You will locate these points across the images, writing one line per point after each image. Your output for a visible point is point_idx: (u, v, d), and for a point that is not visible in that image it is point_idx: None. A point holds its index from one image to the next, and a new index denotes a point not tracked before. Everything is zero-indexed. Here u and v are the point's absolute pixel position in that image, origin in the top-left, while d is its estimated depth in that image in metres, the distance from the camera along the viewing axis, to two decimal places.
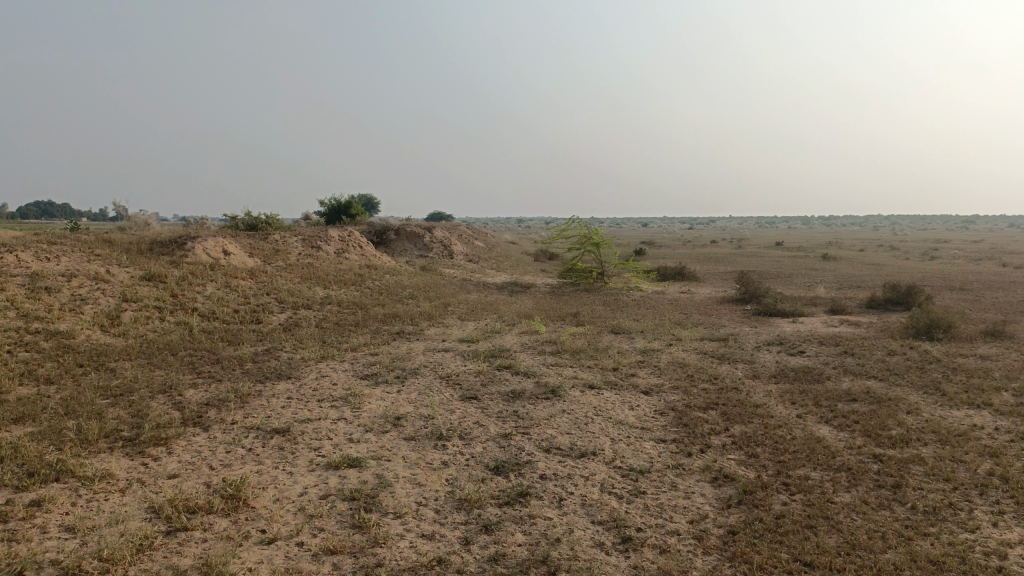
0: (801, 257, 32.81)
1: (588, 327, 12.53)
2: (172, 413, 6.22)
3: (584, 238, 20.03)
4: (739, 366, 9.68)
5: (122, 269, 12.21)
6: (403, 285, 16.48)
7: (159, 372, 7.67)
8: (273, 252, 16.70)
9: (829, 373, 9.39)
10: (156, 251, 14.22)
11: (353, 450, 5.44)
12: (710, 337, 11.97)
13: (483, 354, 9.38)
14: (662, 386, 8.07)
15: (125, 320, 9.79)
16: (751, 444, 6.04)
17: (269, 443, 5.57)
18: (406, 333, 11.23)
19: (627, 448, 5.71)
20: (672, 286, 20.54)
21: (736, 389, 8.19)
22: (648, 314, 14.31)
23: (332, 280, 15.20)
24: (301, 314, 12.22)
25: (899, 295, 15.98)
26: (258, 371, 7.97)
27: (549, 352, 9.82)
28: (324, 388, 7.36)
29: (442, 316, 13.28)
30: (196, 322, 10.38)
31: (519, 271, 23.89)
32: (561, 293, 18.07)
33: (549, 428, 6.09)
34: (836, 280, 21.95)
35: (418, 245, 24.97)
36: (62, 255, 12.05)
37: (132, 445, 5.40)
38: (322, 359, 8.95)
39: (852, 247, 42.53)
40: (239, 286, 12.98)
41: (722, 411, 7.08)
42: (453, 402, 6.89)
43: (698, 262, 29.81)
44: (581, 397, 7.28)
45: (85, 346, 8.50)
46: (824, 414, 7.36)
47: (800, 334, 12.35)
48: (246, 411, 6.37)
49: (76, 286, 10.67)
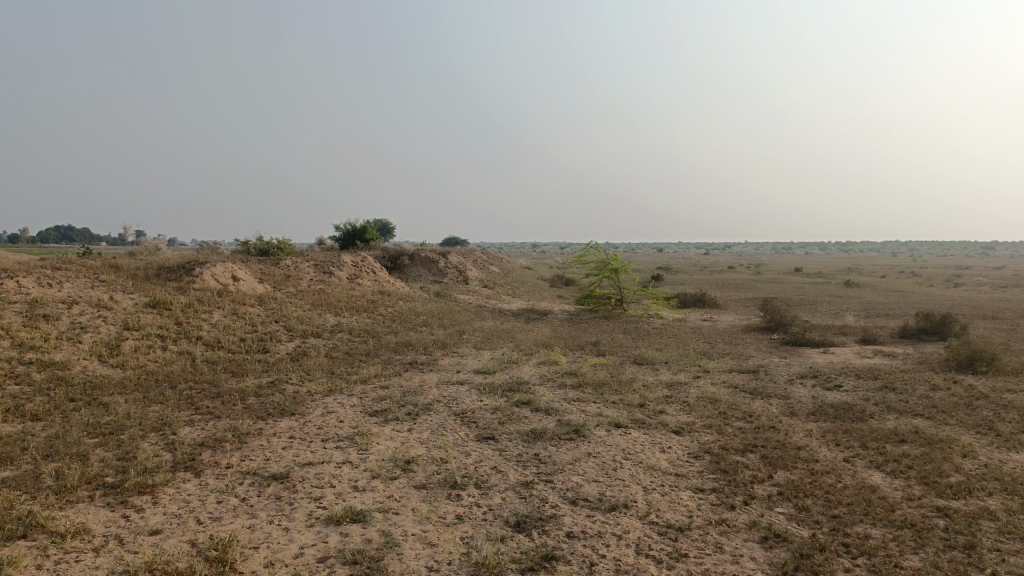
0: (824, 282, 32.16)
1: (610, 358, 11.96)
2: (163, 456, 5.70)
3: (602, 264, 19.50)
4: (773, 401, 9.07)
5: (126, 295, 11.80)
6: (416, 312, 16.01)
7: (155, 408, 7.17)
8: (284, 278, 16.28)
9: (871, 411, 8.74)
10: (163, 277, 13.82)
11: (357, 501, 4.89)
12: (739, 368, 11.37)
13: (500, 388, 8.82)
14: (693, 425, 7.48)
15: (125, 350, 9.33)
16: (799, 495, 5.44)
17: (266, 492, 5.03)
18: (418, 364, 10.69)
19: (661, 500, 5.13)
20: (693, 313, 19.96)
21: (774, 428, 7.59)
22: (671, 344, 13.73)
23: (344, 308, 14.74)
24: (310, 343, 11.72)
25: (933, 324, 15.29)
26: (261, 407, 7.46)
27: (570, 386, 9.24)
28: (330, 426, 6.83)
29: (457, 345, 12.73)
30: (200, 352, 9.91)
31: (535, 297, 23.36)
32: (580, 320, 17.49)
33: (574, 475, 5.52)
34: (863, 308, 21.26)
35: (433, 271, 24.54)
36: (64, 281, 11.65)
37: (115, 493, 4.89)
38: (329, 392, 8.43)
39: (875, 273, 41.56)
40: (247, 314, 12.53)
41: (762, 455, 6.47)
42: (468, 444, 6.33)
43: (718, 288, 29.16)
44: (607, 437, 6.70)
45: (81, 378, 8.03)
46: (873, 459, 6.74)
47: (835, 366, 11.70)
48: (243, 454, 5.84)
49: (76, 313, 10.24)
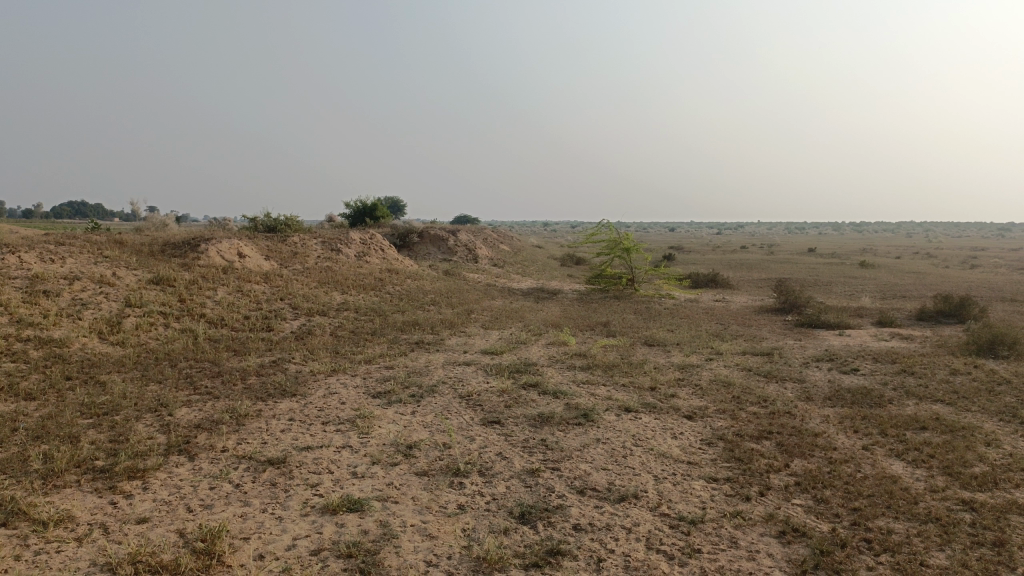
0: (839, 263, 31.77)
1: (620, 339, 11.72)
2: (157, 439, 5.52)
3: (613, 243, 19.19)
4: (788, 385, 8.82)
5: (129, 272, 11.63)
6: (424, 290, 15.79)
7: (153, 388, 6.99)
8: (291, 255, 16.07)
9: (890, 397, 8.47)
10: (167, 253, 13.64)
11: (355, 489, 4.69)
12: (752, 350, 11.11)
13: (508, 369, 8.59)
14: (706, 409, 7.24)
15: (125, 328, 9.15)
16: (817, 486, 5.21)
17: (260, 478, 4.83)
18: (425, 344, 10.48)
19: (673, 490, 4.90)
20: (705, 294, 19.67)
21: (790, 414, 7.34)
22: (683, 325, 13.46)
23: (351, 285, 14.54)
24: (315, 321, 11.53)
25: (951, 306, 14.95)
26: (261, 387, 7.27)
27: (579, 368, 9.00)
28: (331, 408, 6.63)
29: (464, 324, 12.51)
30: (202, 330, 9.73)
31: (545, 276, 23.09)
32: (590, 300, 17.23)
33: (582, 463, 5.30)
34: (879, 289, 20.91)
35: (442, 249, 24.31)
36: (67, 256, 11.48)
37: (104, 478, 4.70)
38: (333, 372, 8.23)
39: (890, 254, 41.03)
40: (252, 291, 12.34)
41: (778, 443, 6.24)
42: (473, 428, 6.12)
43: (731, 269, 28.79)
44: (617, 422, 6.47)
45: (79, 356, 7.85)
46: (893, 447, 6.49)
47: (851, 349, 11.43)
48: (239, 437, 5.65)
49: (77, 290, 10.07)
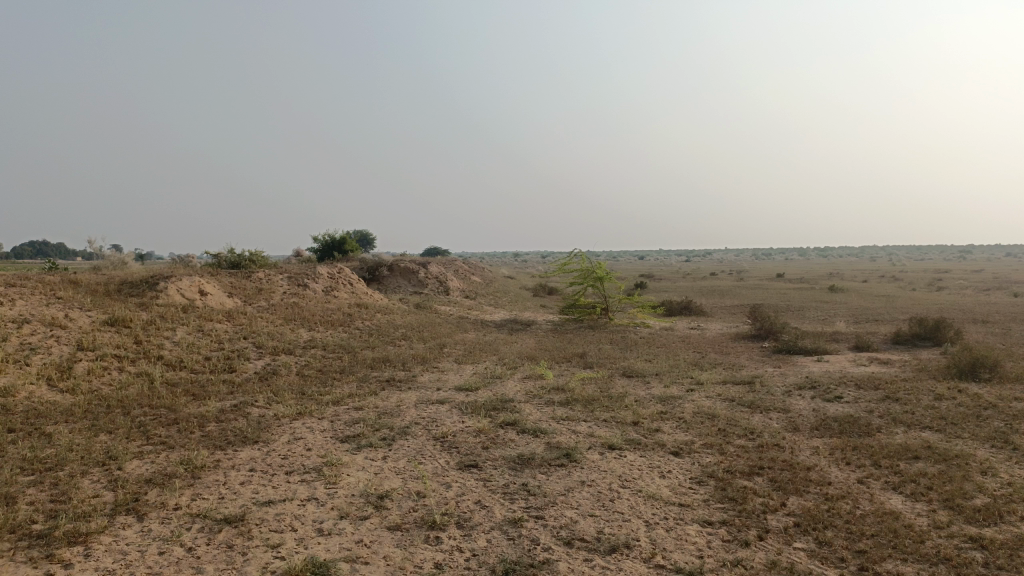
0: (809, 288, 31.95)
1: (598, 370, 11.40)
2: (103, 497, 5.04)
3: (586, 272, 18.96)
4: (773, 415, 8.55)
5: (83, 313, 11.08)
6: (395, 325, 15.37)
7: (102, 438, 6.48)
8: (256, 292, 15.57)
9: (878, 425, 8.23)
10: (125, 292, 13.09)
11: (321, 549, 4.27)
12: (733, 379, 10.85)
13: (484, 406, 8.21)
14: (692, 444, 6.92)
15: (76, 373, 8.61)
16: (818, 527, 4.90)
17: (217, 539, 4.40)
18: (396, 381, 10.06)
19: (666, 537, 4.55)
20: (680, 322, 19.48)
21: (778, 446, 7.05)
22: (660, 354, 13.19)
23: (318, 322, 14.08)
24: (280, 360, 11.05)
25: (927, 329, 14.89)
26: (220, 435, 6.80)
27: (557, 403, 8.64)
28: (295, 456, 6.19)
29: (437, 359, 12.10)
30: (160, 373, 9.23)
31: (518, 307, 22.79)
32: (564, 331, 16.93)
33: (567, 509, 4.93)
34: (852, 313, 20.89)
35: (412, 282, 23.91)
36: (17, 298, 10.90)
37: (41, 545, 4.20)
38: (299, 416, 7.78)
39: (857, 277, 41.39)
40: (214, 331, 11.84)
41: (771, 479, 5.93)
42: (449, 473, 5.73)
43: (704, 295, 28.73)
44: (601, 462, 6.12)
45: (24, 405, 7.29)
46: (889, 479, 6.22)
47: (832, 375, 11.22)
48: (195, 492, 5.20)
49: (26, 333, 9.51)
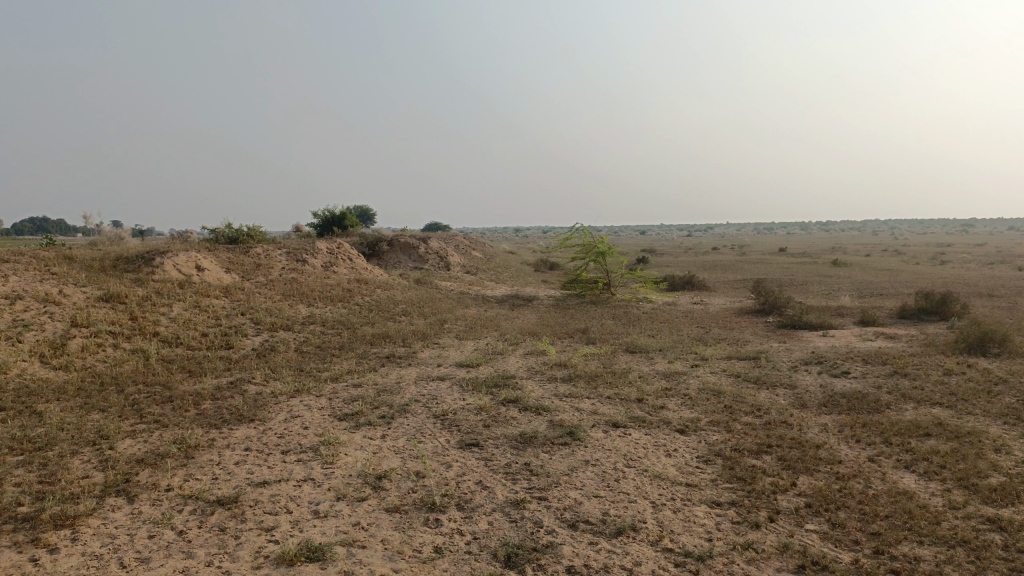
0: (812, 262, 31.77)
1: (601, 346, 11.24)
2: (93, 478, 4.89)
3: (588, 246, 18.74)
4: (780, 392, 8.38)
5: (78, 289, 10.89)
6: (395, 300, 15.21)
7: (94, 417, 6.32)
8: (254, 267, 15.37)
9: (886, 401, 8.08)
10: (121, 268, 12.90)
11: (316, 532, 4.12)
12: (738, 354, 10.70)
13: (485, 383, 8.05)
14: (698, 422, 6.76)
15: (70, 350, 8.44)
16: (830, 508, 4.75)
17: (209, 522, 4.24)
18: (396, 358, 9.90)
19: (674, 519, 4.39)
20: (683, 297, 19.30)
21: (786, 423, 6.90)
22: (663, 329, 13.03)
23: (317, 297, 13.91)
24: (278, 336, 10.87)
25: (933, 304, 14.69)
26: (216, 413, 6.64)
27: (560, 380, 8.48)
28: (292, 435, 6.04)
29: (437, 335, 11.93)
30: (155, 350, 9.06)
31: (519, 282, 22.61)
32: (566, 306, 16.77)
33: (571, 490, 4.77)
34: (856, 288, 20.71)
35: (413, 257, 23.71)
36: (10, 273, 10.72)
37: (26, 528, 4.04)
38: (296, 393, 7.62)
39: (860, 252, 41.18)
40: (211, 306, 11.66)
41: (780, 458, 5.78)
42: (449, 453, 5.57)
43: (707, 270, 28.52)
44: (605, 440, 5.96)
45: (15, 383, 7.13)
46: (901, 458, 6.06)
47: (838, 350, 11.06)
48: (187, 473, 5.05)
49: (19, 310, 9.32)
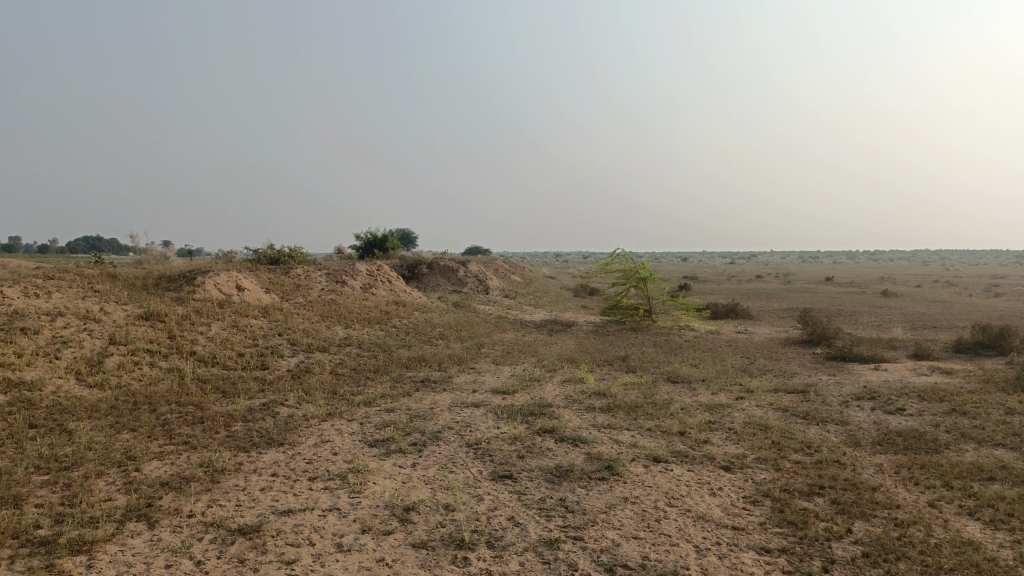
0: (859, 292, 30.99)
1: (641, 375, 10.92)
2: (116, 501, 4.76)
3: (629, 272, 18.42)
4: (831, 428, 7.98)
5: (119, 307, 10.96)
6: (433, 323, 15.08)
7: (124, 437, 6.23)
8: (293, 288, 15.40)
9: (945, 440, 7.62)
10: (163, 286, 13.00)
11: (339, 567, 3.92)
12: (785, 386, 10.28)
13: (520, 411, 7.81)
14: (743, 459, 6.42)
15: (106, 368, 8.43)
16: (889, 558, 4.39)
17: (229, 552, 4.07)
18: (431, 382, 9.72)
19: (720, 566, 4.09)
20: (726, 325, 18.85)
21: (838, 463, 6.52)
22: (706, 359, 12.65)
23: (355, 319, 13.84)
24: (314, 358, 10.79)
25: (991, 338, 14.05)
26: (246, 436, 6.51)
27: (599, 409, 8.19)
28: (321, 460, 5.86)
29: (474, 360, 11.73)
30: (191, 369, 9.02)
31: (558, 308, 22.35)
32: (606, 332, 16.45)
33: (608, 530, 4.50)
34: (907, 319, 20.01)
35: (452, 280, 23.64)
36: (53, 290, 10.83)
37: (42, 553, 3.90)
38: (328, 417, 7.47)
39: (909, 282, 39.99)
40: (249, 326, 11.65)
41: (832, 501, 5.42)
42: (481, 485, 5.33)
43: (751, 298, 27.91)
44: (645, 476, 5.66)
45: (49, 400, 7.10)
46: (964, 503, 5.65)
47: (891, 385, 10.56)
48: (212, 498, 4.89)
49: (59, 327, 9.37)
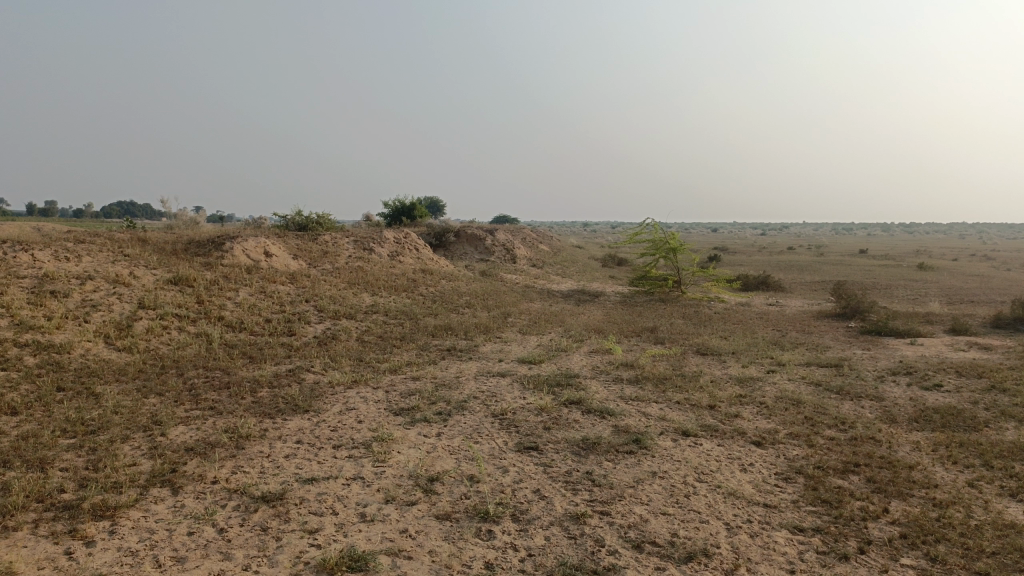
0: (894, 266, 30.36)
1: (670, 346, 10.75)
2: (140, 466, 4.74)
3: (658, 242, 18.15)
4: (866, 403, 7.78)
5: (148, 271, 11.00)
6: (459, 292, 15.00)
7: (151, 401, 6.23)
8: (321, 255, 15.39)
9: (984, 418, 7.40)
10: (191, 252, 13.04)
11: (361, 538, 3.86)
12: (818, 360, 10.06)
13: (547, 382, 7.71)
14: (776, 434, 6.27)
15: (135, 332, 8.46)
16: (928, 540, 4.24)
17: (251, 520, 4.03)
18: (457, 351, 9.65)
19: (751, 545, 3.97)
20: (757, 297, 18.56)
21: (873, 440, 6.34)
22: (737, 331, 12.43)
23: (382, 286, 13.80)
24: (341, 325, 10.77)
25: None
26: (271, 402, 6.49)
27: (627, 381, 8.07)
28: (345, 428, 5.82)
29: (500, 329, 11.65)
30: (218, 334, 9.03)
31: (586, 278, 22.15)
32: (634, 303, 16.25)
33: (636, 505, 4.39)
34: (944, 293, 19.54)
35: (480, 249, 23.53)
36: (84, 254, 10.89)
37: (66, 517, 3.90)
38: (354, 384, 7.44)
39: (945, 256, 39.14)
40: (276, 292, 11.65)
41: (868, 479, 5.26)
42: (507, 456, 5.25)
43: (782, 270, 27.46)
44: (674, 450, 5.54)
45: (78, 363, 7.13)
46: (1005, 484, 5.46)
47: (928, 360, 10.30)
48: (236, 465, 4.87)
49: (88, 290, 9.42)
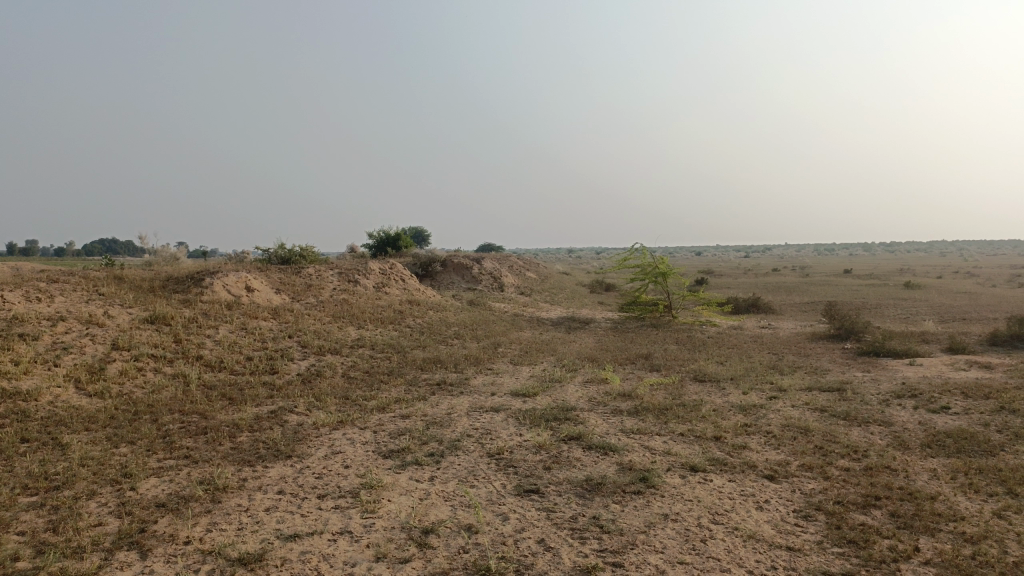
0: (882, 284, 30.26)
1: (667, 374, 10.43)
2: (107, 526, 4.33)
3: (647, 266, 17.88)
4: (875, 429, 7.48)
5: (123, 310, 10.58)
6: (447, 322, 14.64)
7: (121, 451, 5.82)
8: (305, 288, 15.01)
9: (998, 440, 7.10)
10: (170, 288, 12.63)
11: None
12: (819, 384, 9.76)
13: (543, 416, 7.35)
14: (788, 466, 5.93)
15: (108, 375, 8.04)
16: None
17: None
18: (447, 385, 9.27)
19: None
20: (748, 320, 18.31)
21: (889, 469, 6.02)
22: (733, 356, 12.14)
23: (368, 319, 13.42)
24: (326, 360, 10.38)
25: None
26: (252, 448, 6.08)
27: (626, 413, 7.72)
28: (331, 475, 5.42)
29: (491, 360, 11.28)
30: (196, 375, 8.62)
31: (575, 304, 21.84)
32: (625, 329, 15.95)
33: (650, 554, 4.03)
34: (936, 312, 19.37)
35: (466, 278, 23.19)
36: (56, 294, 10.47)
37: None
38: (340, 425, 7.03)
39: (929, 274, 39.25)
40: (258, 328, 11.25)
41: (892, 514, 4.93)
42: (506, 501, 4.88)
43: (771, 292, 27.29)
44: (684, 489, 5.19)
45: (45, 411, 6.70)
46: None
47: (931, 381, 10.03)
48: (212, 522, 4.46)
49: (60, 332, 9.00)
